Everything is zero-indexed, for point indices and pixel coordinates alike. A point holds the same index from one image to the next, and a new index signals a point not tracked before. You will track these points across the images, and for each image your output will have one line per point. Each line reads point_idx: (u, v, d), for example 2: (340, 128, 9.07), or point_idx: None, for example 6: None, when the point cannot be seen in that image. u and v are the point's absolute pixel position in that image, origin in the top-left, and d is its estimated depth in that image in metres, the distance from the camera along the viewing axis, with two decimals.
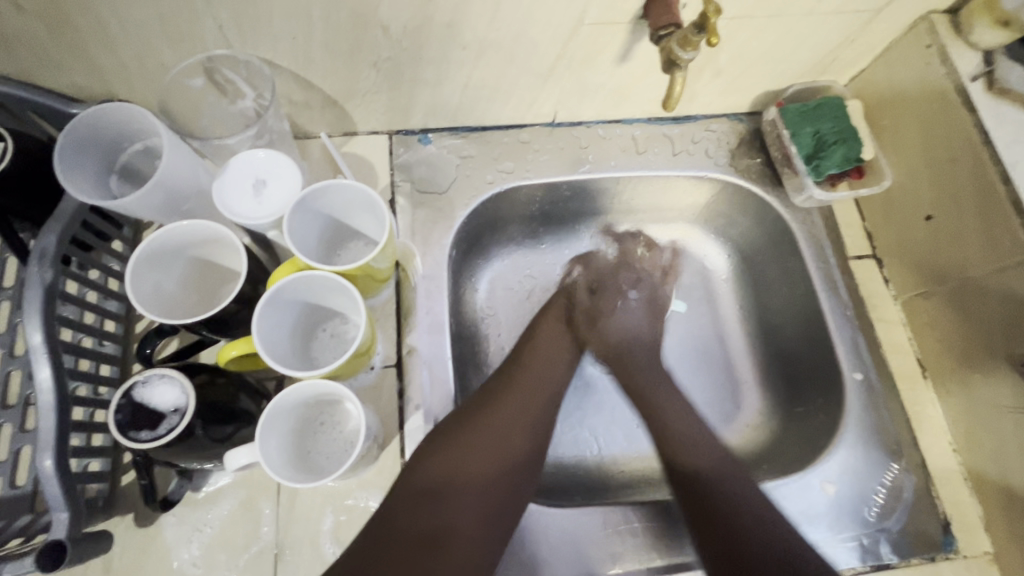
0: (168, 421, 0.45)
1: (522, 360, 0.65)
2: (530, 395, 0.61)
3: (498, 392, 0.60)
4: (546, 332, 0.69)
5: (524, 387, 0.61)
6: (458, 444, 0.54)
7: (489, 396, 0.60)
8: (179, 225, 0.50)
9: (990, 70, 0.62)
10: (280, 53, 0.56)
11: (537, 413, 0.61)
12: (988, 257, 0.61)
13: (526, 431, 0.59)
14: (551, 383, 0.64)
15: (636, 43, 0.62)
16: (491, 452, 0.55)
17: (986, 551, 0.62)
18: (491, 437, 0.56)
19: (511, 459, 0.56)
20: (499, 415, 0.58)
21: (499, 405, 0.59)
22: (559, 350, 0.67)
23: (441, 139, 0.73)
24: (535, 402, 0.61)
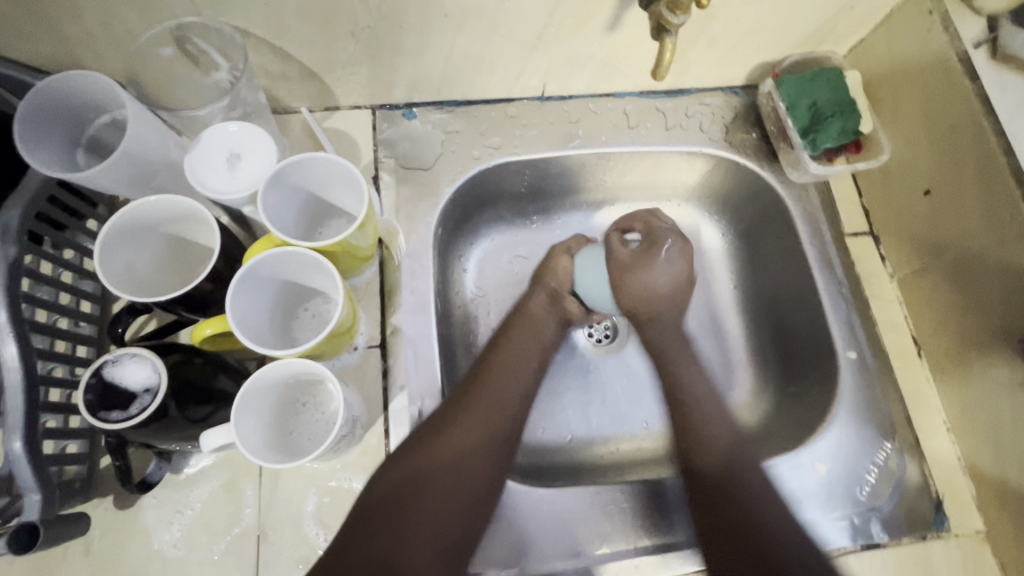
0: (140, 401, 0.44)
1: (487, 371, 0.62)
2: (496, 407, 0.59)
3: (463, 403, 0.58)
4: (517, 335, 0.66)
5: (489, 398, 0.59)
6: (419, 462, 0.53)
7: (453, 406, 0.57)
8: (150, 200, 0.48)
9: (994, 37, 0.59)
10: (254, 21, 0.54)
11: (502, 433, 0.58)
12: (986, 232, 0.59)
13: (493, 445, 0.57)
14: (516, 398, 0.61)
15: (625, 10, 0.59)
16: (453, 470, 0.54)
17: (977, 530, 0.61)
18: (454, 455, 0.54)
19: (475, 477, 0.55)
20: (465, 435, 0.55)
21: (464, 417, 0.57)
22: (526, 361, 0.64)
23: (426, 114, 0.71)
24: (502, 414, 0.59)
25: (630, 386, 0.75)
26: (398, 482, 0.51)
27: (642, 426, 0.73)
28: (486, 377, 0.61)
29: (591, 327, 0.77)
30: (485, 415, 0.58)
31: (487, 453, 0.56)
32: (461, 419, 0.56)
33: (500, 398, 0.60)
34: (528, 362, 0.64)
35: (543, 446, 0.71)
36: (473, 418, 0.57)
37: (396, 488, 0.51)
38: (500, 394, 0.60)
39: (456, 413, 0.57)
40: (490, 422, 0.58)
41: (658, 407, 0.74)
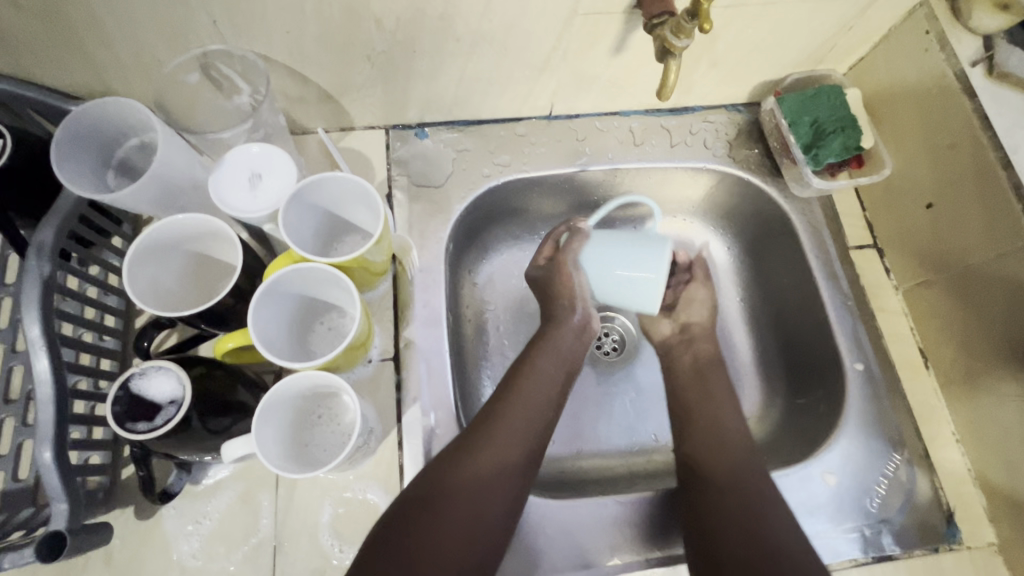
0: (164, 413, 0.46)
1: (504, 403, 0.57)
2: (513, 447, 0.55)
3: (478, 443, 0.54)
4: (536, 364, 0.61)
5: (506, 436, 0.55)
6: (429, 511, 0.49)
7: (466, 447, 0.54)
8: (176, 219, 0.50)
9: (990, 55, 0.61)
10: (276, 48, 0.56)
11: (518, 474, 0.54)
12: (989, 244, 0.60)
13: (508, 488, 0.53)
14: (533, 432, 0.57)
15: (630, 33, 0.62)
16: (466, 519, 0.50)
17: (990, 542, 0.61)
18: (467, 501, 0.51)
19: (489, 524, 0.51)
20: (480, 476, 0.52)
21: (477, 458, 0.53)
22: (547, 391, 0.60)
23: (437, 133, 0.73)
24: (519, 453, 0.55)
25: (638, 398, 0.76)
26: (407, 533, 0.48)
27: (650, 438, 0.74)
28: (502, 411, 0.57)
29: (599, 340, 0.79)
30: (502, 456, 0.54)
31: (501, 498, 0.53)
32: (476, 461, 0.53)
33: (518, 436, 0.56)
34: (549, 394, 0.60)
35: (552, 459, 0.72)
36: (488, 461, 0.53)
37: (405, 539, 0.47)
38: (519, 432, 0.56)
39: (470, 454, 0.53)
40: (506, 463, 0.54)
41: (666, 419, 0.75)
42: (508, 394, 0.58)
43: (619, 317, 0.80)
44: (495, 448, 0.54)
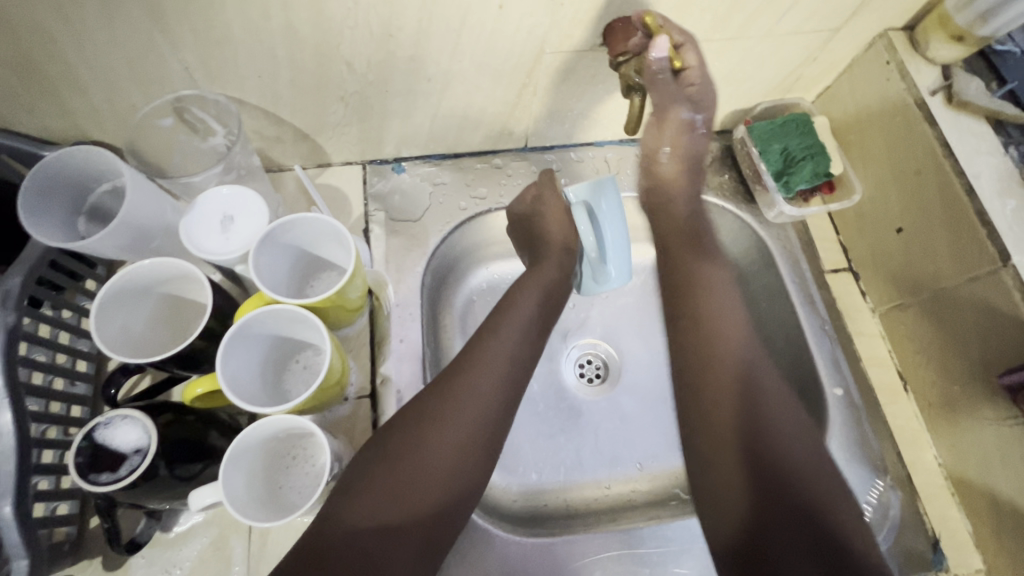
0: (129, 462, 0.45)
1: (481, 343, 0.58)
2: (481, 394, 0.54)
3: (459, 375, 0.55)
4: (509, 312, 0.62)
5: (472, 382, 0.55)
6: (401, 465, 0.49)
7: (430, 398, 0.53)
8: (144, 265, 0.50)
9: (949, 84, 0.63)
10: (248, 91, 0.57)
11: (498, 407, 0.55)
12: (958, 268, 0.60)
13: (480, 435, 0.53)
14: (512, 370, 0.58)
15: (598, 69, 0.63)
16: (441, 467, 0.50)
17: (977, 568, 0.60)
18: (441, 451, 0.51)
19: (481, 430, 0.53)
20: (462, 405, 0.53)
21: (447, 406, 0.53)
22: (521, 334, 0.61)
23: (414, 167, 0.74)
24: (490, 396, 0.55)
25: (620, 426, 0.75)
26: (406, 443, 0.50)
27: (635, 467, 0.73)
28: (467, 361, 0.56)
29: (583, 367, 0.79)
30: (490, 371, 0.56)
31: (472, 442, 0.52)
32: (455, 397, 0.53)
33: (485, 379, 0.55)
34: (517, 337, 0.60)
35: (537, 492, 0.71)
36: (459, 409, 0.53)
37: (383, 488, 0.47)
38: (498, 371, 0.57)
39: (436, 406, 0.53)
40: (474, 406, 0.54)
41: (650, 447, 0.74)
42: (473, 349, 0.58)
43: (602, 343, 0.79)
44: (462, 395, 0.53)
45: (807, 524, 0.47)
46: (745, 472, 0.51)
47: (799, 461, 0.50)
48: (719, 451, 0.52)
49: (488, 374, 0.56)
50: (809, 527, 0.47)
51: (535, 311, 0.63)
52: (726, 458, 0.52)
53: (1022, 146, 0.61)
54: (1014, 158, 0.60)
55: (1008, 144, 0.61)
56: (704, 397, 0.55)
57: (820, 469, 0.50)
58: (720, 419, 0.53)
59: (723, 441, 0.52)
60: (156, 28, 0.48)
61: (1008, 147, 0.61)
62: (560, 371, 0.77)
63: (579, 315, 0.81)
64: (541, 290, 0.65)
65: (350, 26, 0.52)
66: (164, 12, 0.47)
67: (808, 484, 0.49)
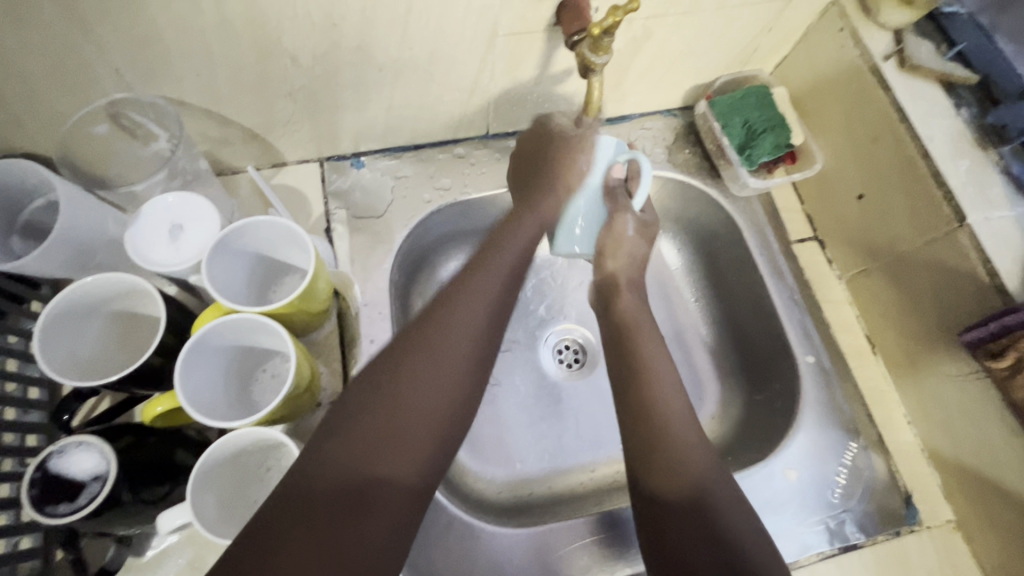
0: (88, 490, 0.43)
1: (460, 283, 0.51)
2: (464, 334, 0.47)
3: (435, 322, 0.47)
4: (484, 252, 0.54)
5: (455, 322, 0.48)
6: (372, 420, 0.41)
7: (412, 337, 0.46)
8: (85, 285, 0.47)
9: (900, 49, 0.63)
10: (189, 91, 0.54)
11: (479, 356, 0.48)
12: (917, 231, 0.61)
13: (461, 387, 0.46)
14: (495, 319, 0.50)
15: (554, 50, 0.62)
16: (417, 421, 0.42)
17: (948, 520, 0.62)
18: (419, 403, 0.43)
19: (463, 380, 0.46)
20: (439, 353, 0.46)
21: (423, 355, 0.45)
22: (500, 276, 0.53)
23: (374, 162, 0.72)
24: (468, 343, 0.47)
25: (601, 409, 0.75)
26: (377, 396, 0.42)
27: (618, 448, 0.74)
28: (444, 307, 0.48)
29: (561, 353, 0.78)
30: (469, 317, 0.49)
31: (449, 394, 0.45)
32: (432, 343, 0.46)
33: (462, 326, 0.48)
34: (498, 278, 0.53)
35: (524, 481, 0.71)
36: (435, 359, 0.45)
37: (351, 448, 0.39)
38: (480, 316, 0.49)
39: (410, 354, 0.45)
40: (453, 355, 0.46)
41: None
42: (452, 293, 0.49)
43: (578, 328, 0.79)
44: (439, 342, 0.46)
45: (737, 533, 0.41)
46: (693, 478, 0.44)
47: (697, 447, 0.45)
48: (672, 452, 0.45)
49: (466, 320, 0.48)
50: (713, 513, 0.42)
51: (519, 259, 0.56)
52: (655, 441, 0.46)
53: (973, 106, 0.62)
54: (965, 119, 0.61)
55: (959, 105, 0.62)
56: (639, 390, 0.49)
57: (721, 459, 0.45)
58: (667, 415, 0.47)
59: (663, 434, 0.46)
60: (80, 29, 0.45)
61: (960, 108, 0.61)
62: (539, 359, 0.77)
63: (554, 302, 0.80)
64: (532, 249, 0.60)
65: (289, 17, 0.49)
66: (86, 10, 0.44)
67: (717, 487, 0.44)
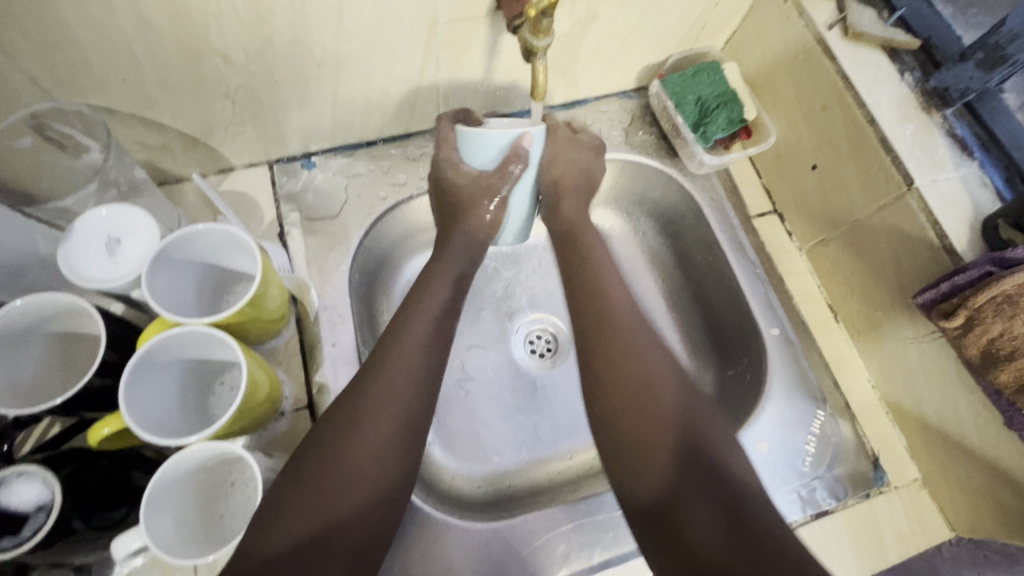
0: (32, 522, 0.41)
1: (398, 333, 0.54)
2: (405, 386, 0.51)
3: (377, 376, 0.51)
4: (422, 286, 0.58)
5: (395, 375, 0.51)
6: (322, 469, 0.46)
7: (354, 393, 0.50)
8: (16, 306, 0.45)
9: (843, 17, 0.63)
10: (116, 96, 0.52)
11: (421, 403, 0.51)
12: (869, 197, 0.62)
13: (406, 426, 0.50)
14: (434, 362, 0.54)
15: (499, 36, 0.60)
16: (365, 467, 0.47)
17: (914, 478, 0.64)
18: (365, 458, 0.47)
19: (405, 431, 0.50)
20: (380, 407, 0.49)
21: (366, 400, 0.49)
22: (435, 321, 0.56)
23: (325, 161, 0.70)
24: (411, 381, 0.51)
25: (574, 397, 0.75)
26: (320, 459, 0.46)
27: None
28: (397, 351, 0.52)
29: (532, 343, 0.78)
30: (410, 368, 0.52)
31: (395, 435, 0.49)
32: (374, 402, 0.49)
33: (404, 366, 0.52)
34: (438, 308, 0.57)
35: (501, 475, 0.70)
36: (377, 403, 0.49)
37: (304, 506, 0.44)
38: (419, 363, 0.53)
39: (355, 412, 0.49)
40: (396, 396, 0.50)
41: None
42: (394, 341, 0.53)
43: (548, 317, 0.78)
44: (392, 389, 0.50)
45: (724, 484, 0.44)
46: (668, 447, 0.46)
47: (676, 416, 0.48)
48: (644, 431, 0.47)
49: (408, 359, 0.52)
50: (709, 469, 0.44)
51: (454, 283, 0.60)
52: (629, 424, 0.48)
53: (916, 71, 0.62)
54: (909, 84, 0.62)
55: (902, 71, 0.62)
56: (608, 376, 0.51)
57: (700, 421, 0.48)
58: (643, 393, 0.49)
59: (634, 415, 0.48)
60: None
61: (904, 73, 0.62)
62: (509, 350, 0.76)
63: (521, 293, 0.79)
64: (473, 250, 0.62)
65: (214, 14, 0.47)
66: None
67: (703, 435, 0.47)
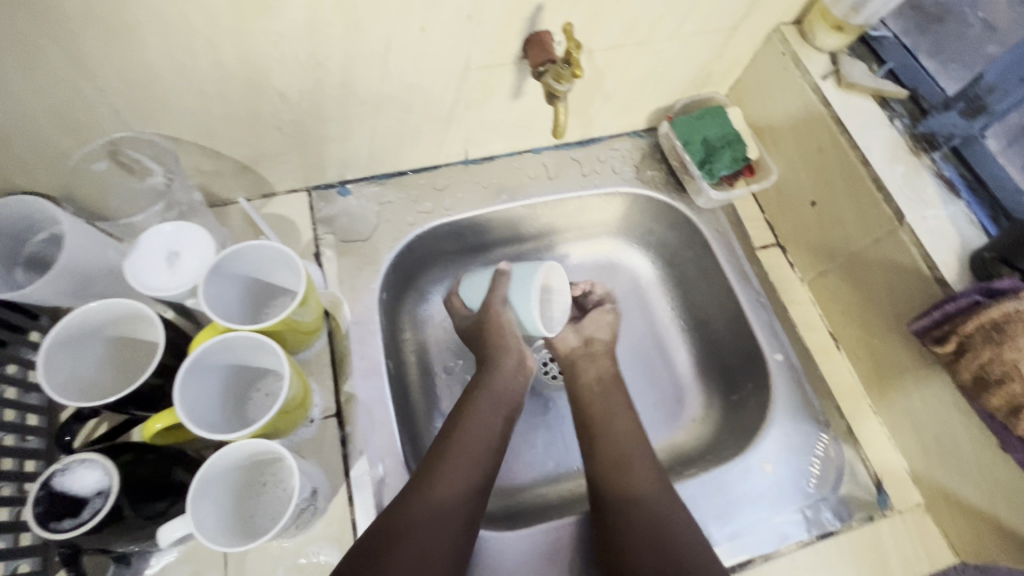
0: (91, 505, 0.45)
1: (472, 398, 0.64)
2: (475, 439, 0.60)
3: (455, 426, 0.61)
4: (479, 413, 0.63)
5: (467, 430, 0.61)
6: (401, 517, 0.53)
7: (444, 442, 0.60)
8: (88, 309, 0.50)
9: (837, 69, 0.70)
10: (184, 128, 0.58)
11: (485, 455, 0.60)
12: (864, 232, 0.67)
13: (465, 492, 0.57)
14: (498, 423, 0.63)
15: (524, 81, 0.67)
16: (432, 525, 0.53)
17: (917, 503, 0.66)
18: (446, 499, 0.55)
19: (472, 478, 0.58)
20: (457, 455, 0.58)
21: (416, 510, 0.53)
22: (510, 389, 0.66)
23: (359, 189, 0.76)
24: (459, 498, 0.56)
25: None
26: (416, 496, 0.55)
27: None
28: (473, 404, 0.63)
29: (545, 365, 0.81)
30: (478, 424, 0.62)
31: (445, 546, 0.52)
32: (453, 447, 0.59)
33: (454, 486, 0.56)
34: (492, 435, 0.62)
35: (514, 489, 0.73)
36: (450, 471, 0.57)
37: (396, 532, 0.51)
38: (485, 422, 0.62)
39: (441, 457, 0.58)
40: (446, 510, 0.54)
41: None
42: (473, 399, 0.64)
43: None
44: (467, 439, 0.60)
45: None
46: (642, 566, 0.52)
47: (639, 484, 0.58)
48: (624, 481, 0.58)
49: (458, 481, 0.57)
50: None
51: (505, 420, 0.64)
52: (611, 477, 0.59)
53: (905, 118, 0.68)
54: (900, 129, 0.67)
55: (892, 117, 0.68)
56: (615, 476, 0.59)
57: (663, 497, 0.57)
58: (634, 480, 0.58)
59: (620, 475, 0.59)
60: (81, 74, 0.49)
61: (894, 119, 0.68)
62: None
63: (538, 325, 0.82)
64: (521, 380, 0.67)
65: (278, 58, 0.54)
66: (88, 57, 0.48)
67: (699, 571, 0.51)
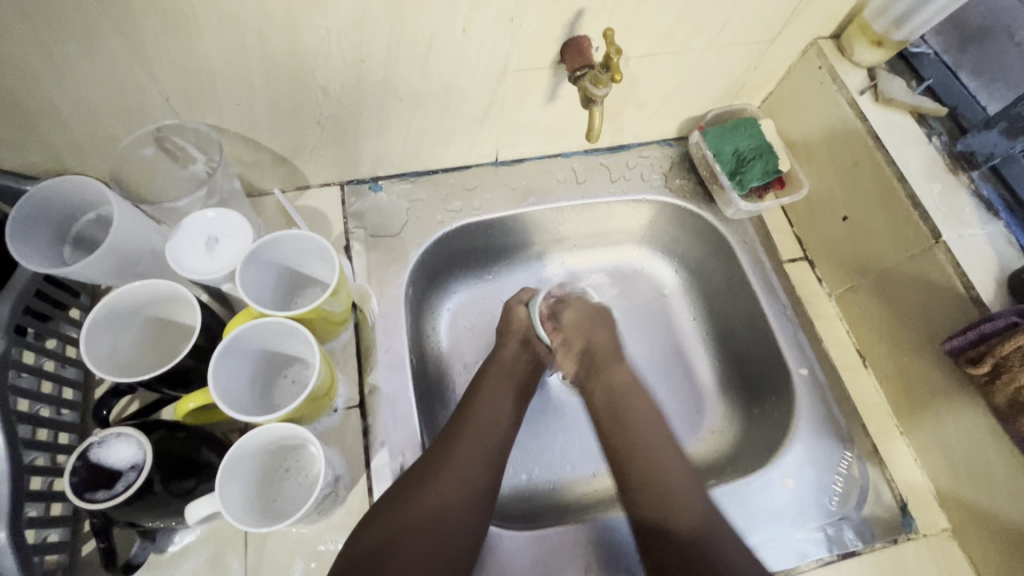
0: (125, 478, 0.46)
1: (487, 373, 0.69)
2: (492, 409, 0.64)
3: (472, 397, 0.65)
4: (489, 392, 0.66)
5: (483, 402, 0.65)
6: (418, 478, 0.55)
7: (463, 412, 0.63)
8: (130, 288, 0.51)
9: (874, 84, 0.70)
10: (228, 118, 0.60)
11: (500, 425, 0.63)
12: (898, 248, 0.66)
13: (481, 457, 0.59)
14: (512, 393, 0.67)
15: (559, 85, 0.68)
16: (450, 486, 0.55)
17: (943, 528, 0.64)
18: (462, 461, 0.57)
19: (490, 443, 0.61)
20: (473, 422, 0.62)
21: (417, 494, 0.54)
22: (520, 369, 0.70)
23: (390, 186, 0.77)
24: (473, 465, 0.58)
25: None
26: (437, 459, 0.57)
27: None
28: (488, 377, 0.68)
29: None
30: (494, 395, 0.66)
31: (461, 511, 0.54)
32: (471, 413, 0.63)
33: (469, 455, 0.58)
34: (501, 414, 0.64)
35: (530, 491, 0.72)
36: (468, 436, 0.60)
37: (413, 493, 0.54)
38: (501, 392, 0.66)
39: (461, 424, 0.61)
40: (465, 470, 0.57)
41: None
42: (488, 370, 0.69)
43: None
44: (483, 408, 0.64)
45: None
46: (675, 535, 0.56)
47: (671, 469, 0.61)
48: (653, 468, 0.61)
49: (469, 450, 0.59)
50: None
51: (514, 396, 0.67)
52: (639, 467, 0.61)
53: (944, 135, 0.67)
54: (937, 147, 0.66)
55: (930, 135, 0.67)
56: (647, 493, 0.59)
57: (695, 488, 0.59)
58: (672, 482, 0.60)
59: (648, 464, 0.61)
60: (138, 63, 0.51)
61: (932, 137, 0.67)
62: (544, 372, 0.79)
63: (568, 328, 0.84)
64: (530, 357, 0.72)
65: (323, 53, 0.55)
66: (146, 46, 0.49)
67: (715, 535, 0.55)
